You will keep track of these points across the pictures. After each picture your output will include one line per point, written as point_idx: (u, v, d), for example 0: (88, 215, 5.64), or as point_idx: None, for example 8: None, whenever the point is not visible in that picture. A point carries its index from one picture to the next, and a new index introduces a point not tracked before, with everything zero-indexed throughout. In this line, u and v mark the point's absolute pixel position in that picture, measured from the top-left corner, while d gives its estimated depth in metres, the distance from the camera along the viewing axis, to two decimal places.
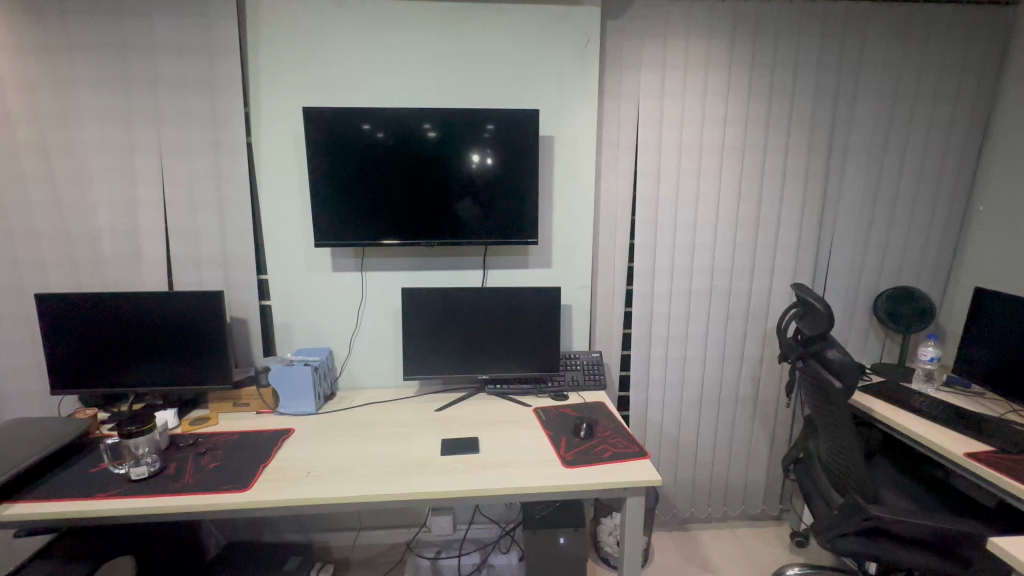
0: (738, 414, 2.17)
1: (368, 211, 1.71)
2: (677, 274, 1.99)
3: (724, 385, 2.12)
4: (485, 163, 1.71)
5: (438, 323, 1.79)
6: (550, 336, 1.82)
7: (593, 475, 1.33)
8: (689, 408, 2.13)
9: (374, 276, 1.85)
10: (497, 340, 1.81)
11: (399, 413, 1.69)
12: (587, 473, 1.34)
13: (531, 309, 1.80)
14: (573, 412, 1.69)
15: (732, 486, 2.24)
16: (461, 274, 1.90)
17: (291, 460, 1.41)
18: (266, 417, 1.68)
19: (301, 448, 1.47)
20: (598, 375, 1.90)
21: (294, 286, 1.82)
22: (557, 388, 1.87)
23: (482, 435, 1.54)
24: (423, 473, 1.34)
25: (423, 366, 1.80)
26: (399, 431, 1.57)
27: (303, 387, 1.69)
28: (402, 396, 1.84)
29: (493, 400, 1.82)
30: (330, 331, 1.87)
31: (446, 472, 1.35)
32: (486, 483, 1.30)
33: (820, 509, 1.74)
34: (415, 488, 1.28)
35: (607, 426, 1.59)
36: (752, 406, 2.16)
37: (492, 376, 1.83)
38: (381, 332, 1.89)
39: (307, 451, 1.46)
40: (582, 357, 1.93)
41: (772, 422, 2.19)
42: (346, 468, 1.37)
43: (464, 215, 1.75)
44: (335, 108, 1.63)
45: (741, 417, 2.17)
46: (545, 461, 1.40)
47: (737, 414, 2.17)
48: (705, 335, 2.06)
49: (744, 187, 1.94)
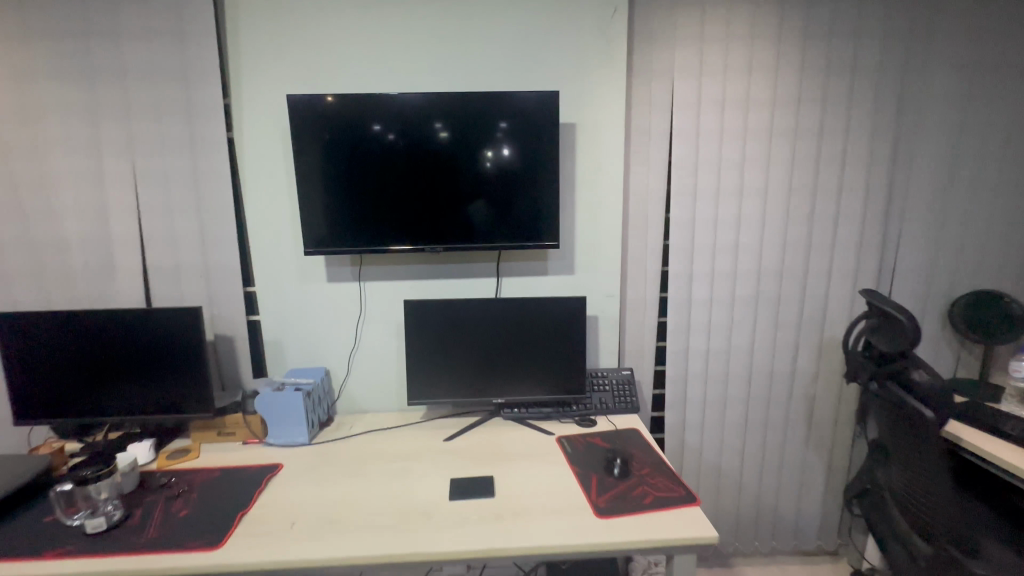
0: (788, 437, 1.90)
1: (365, 213, 1.50)
2: (718, 278, 1.74)
3: (773, 404, 1.87)
4: (500, 155, 1.49)
5: (447, 341, 1.57)
6: (574, 354, 1.59)
7: (633, 529, 1.10)
8: (733, 431, 1.88)
9: (374, 287, 1.64)
10: (514, 359, 1.59)
11: (403, 445, 1.48)
12: (626, 526, 1.10)
13: (552, 324, 1.58)
14: (605, 443, 1.45)
15: (783, 519, 1.97)
16: (471, 283, 1.67)
17: (274, 508, 1.20)
18: (252, 450, 1.48)
19: (286, 492, 1.27)
20: (629, 398, 1.67)
21: (285, 300, 1.63)
22: (583, 413, 1.63)
23: (498, 473, 1.32)
24: (426, 527, 1.12)
25: (431, 389, 1.58)
26: (402, 468, 1.36)
27: (294, 414, 1.48)
28: (407, 423, 1.63)
29: (510, 427, 1.59)
30: (327, 348, 1.67)
31: (455, 525, 1.12)
32: (503, 541, 1.07)
33: (900, 556, 1.48)
34: (417, 547, 1.06)
35: (644, 462, 1.34)
36: (805, 428, 1.90)
37: (509, 401, 1.60)
38: (383, 350, 1.68)
39: (294, 496, 1.25)
40: (610, 376, 1.70)
41: (828, 447, 1.91)
42: (336, 518, 1.16)
43: (474, 217, 1.53)
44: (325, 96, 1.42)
45: (792, 440, 1.91)
46: (573, 511, 1.16)
47: (788, 437, 1.90)
48: (750, 349, 1.81)
49: (795, 177, 1.68)
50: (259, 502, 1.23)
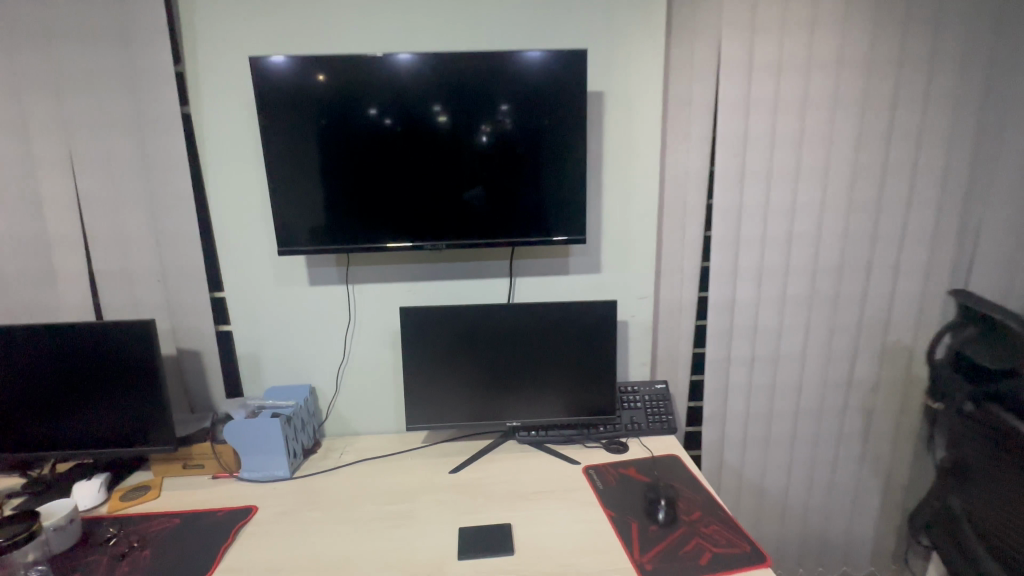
0: (841, 455, 1.67)
1: (354, 206, 1.25)
2: (767, 275, 1.49)
3: (825, 418, 1.63)
4: (499, 126, 1.23)
5: (453, 355, 1.33)
6: (601, 367, 1.36)
7: None
8: (778, 450, 1.65)
9: (364, 290, 1.40)
10: (533, 375, 1.35)
11: (401, 480, 1.25)
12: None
13: (577, 333, 1.35)
14: (641, 476, 1.22)
15: (834, 545, 1.74)
16: (480, 284, 1.42)
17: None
18: (224, 487, 1.25)
19: (257, 552, 1.04)
20: (665, 416, 1.43)
21: (261, 307, 1.38)
22: (611, 435, 1.40)
23: (516, 520, 1.10)
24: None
25: (434, 410, 1.35)
26: (400, 513, 1.13)
27: (272, 445, 1.25)
28: (407, 448, 1.40)
29: (527, 453, 1.36)
30: (312, 363, 1.43)
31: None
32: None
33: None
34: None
35: (693, 503, 1.11)
36: (861, 445, 1.66)
37: (526, 423, 1.37)
38: (378, 364, 1.45)
39: (266, 557, 1.02)
40: (642, 391, 1.47)
41: (886, 465, 1.68)
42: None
43: (484, 207, 1.27)
44: (305, 62, 1.16)
45: (845, 458, 1.67)
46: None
47: (841, 456, 1.66)
48: (801, 357, 1.56)
49: (861, 157, 1.42)
50: (223, 567, 1.00)
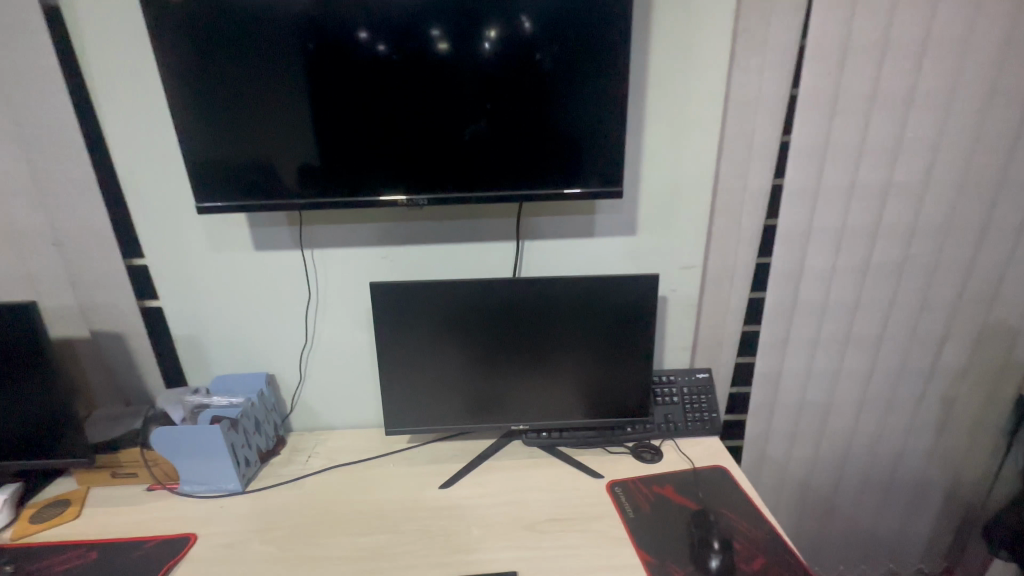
0: (909, 450, 1.41)
1: (314, 144, 0.90)
2: (849, 238, 1.15)
3: (896, 410, 1.35)
4: (517, 29, 0.85)
5: (444, 343, 1.04)
6: (631, 356, 1.07)
7: None
8: (833, 445, 1.39)
9: (328, 257, 1.08)
10: (546, 366, 1.07)
11: (379, 498, 1.00)
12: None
13: (605, 315, 1.04)
14: (682, 499, 0.97)
15: (882, 544, 1.53)
16: (477, 250, 1.09)
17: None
18: (160, 504, 1.01)
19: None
20: (707, 414, 1.16)
21: (197, 278, 1.08)
22: (640, 437, 1.13)
23: (524, 563, 0.85)
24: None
25: (421, 409, 1.09)
26: (375, 550, 0.88)
27: (215, 455, 0.99)
28: (388, 451, 1.14)
29: (536, 460, 1.10)
30: (269, 346, 1.15)
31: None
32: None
33: None
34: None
35: (752, 543, 0.87)
36: (933, 440, 1.40)
37: (537, 424, 1.10)
38: (351, 348, 1.16)
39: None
40: (679, 382, 1.19)
41: (959, 461, 1.42)
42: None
43: (484, 148, 0.92)
44: None
45: (912, 454, 1.41)
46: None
47: (908, 453, 1.40)
48: (878, 340, 1.26)
49: (1000, 78, 1.04)
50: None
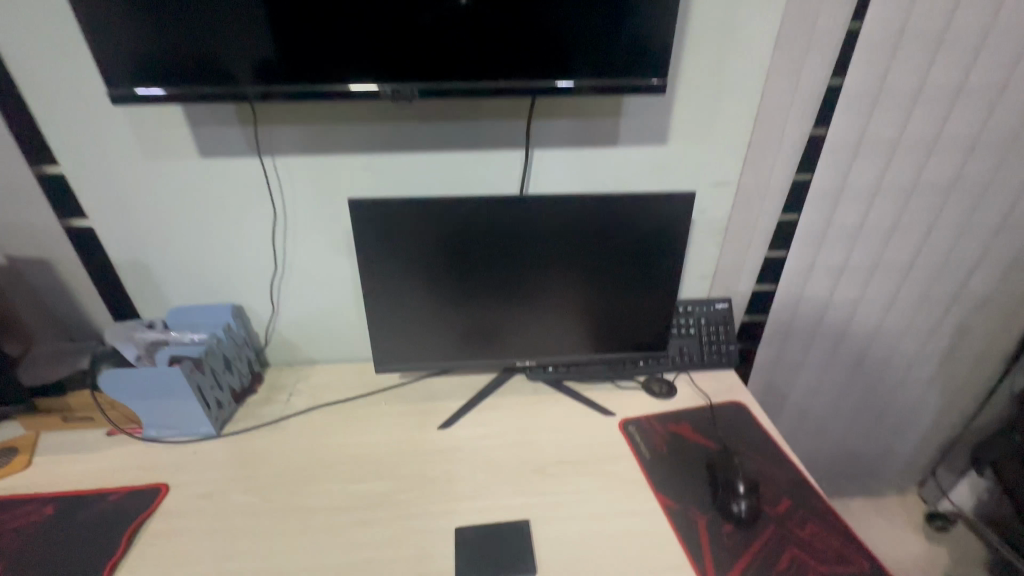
0: (914, 378, 1.38)
1: (253, 11, 0.66)
2: (901, 153, 1.01)
3: (910, 338, 1.30)
4: None
5: (439, 271, 0.90)
6: (650, 286, 0.95)
7: None
8: (839, 373, 1.35)
9: (294, 167, 0.89)
10: (556, 296, 0.94)
11: (372, 441, 0.91)
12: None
13: (625, 240, 0.90)
14: (700, 438, 0.91)
15: (867, 462, 1.58)
16: (478, 161, 0.91)
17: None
18: (123, 450, 0.90)
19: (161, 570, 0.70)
20: (724, 347, 1.08)
21: (131, 191, 0.88)
22: (653, 372, 1.05)
23: (536, 509, 0.79)
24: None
25: (415, 343, 0.96)
26: (371, 498, 0.80)
27: (178, 399, 0.87)
28: (378, 388, 1.04)
29: (542, 396, 1.02)
30: (232, 273, 0.99)
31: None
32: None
33: None
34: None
35: (775, 486, 0.82)
36: (940, 368, 1.37)
37: (543, 359, 1.00)
38: (329, 275, 1.01)
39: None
40: (697, 313, 1.08)
41: (960, 388, 1.41)
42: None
43: (481, 23, 0.69)
44: None
45: (917, 381, 1.39)
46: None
47: (912, 380, 1.38)
48: (908, 267, 1.17)
49: None
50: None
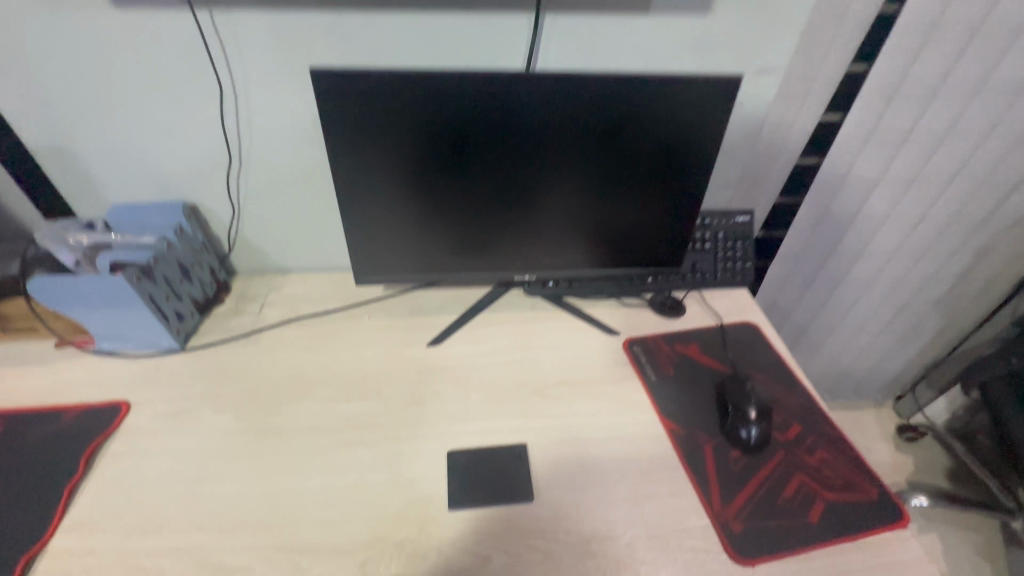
0: (927, 303, 1.33)
1: None
2: (980, 42, 0.87)
3: (934, 262, 1.21)
4: None
5: (427, 166, 0.75)
6: (670, 193, 0.83)
7: None
8: (849, 293, 1.30)
9: (241, 26, 0.70)
10: (562, 202, 0.82)
11: (354, 359, 0.83)
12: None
13: (648, 137, 0.76)
14: (710, 360, 0.85)
15: (856, 380, 1.59)
16: (475, 29, 0.74)
17: (96, 542, 0.60)
18: (76, 364, 0.81)
19: (128, 492, 0.65)
20: (741, 264, 0.99)
21: (37, 52, 0.70)
22: (662, 289, 0.97)
23: (533, 434, 0.74)
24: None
25: (400, 252, 0.85)
26: (356, 420, 0.74)
27: (129, 310, 0.76)
28: (359, 301, 0.94)
29: (541, 313, 0.93)
30: (180, 165, 0.83)
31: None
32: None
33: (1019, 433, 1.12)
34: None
35: (787, 412, 0.78)
36: (958, 295, 1.30)
37: (544, 273, 0.90)
38: (297, 171, 0.86)
39: (140, 506, 0.64)
40: (716, 228, 0.97)
41: (970, 314, 1.37)
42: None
43: None
44: None
45: (928, 306, 1.33)
46: (691, 552, 0.62)
47: (921, 304, 1.32)
48: (953, 182, 1.05)
49: None
50: (67, 524, 0.62)
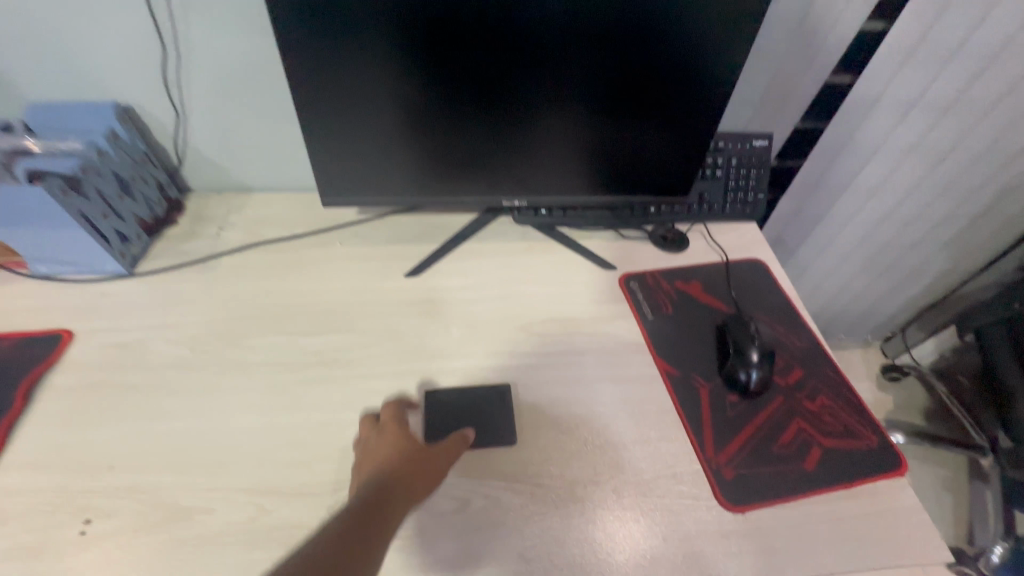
0: (941, 246, 1.25)
1: None
2: None
3: (959, 203, 1.12)
4: None
5: (398, 63, 0.64)
6: (683, 108, 0.71)
7: (779, 536, 0.57)
8: (859, 230, 1.22)
9: None
10: (559, 116, 0.71)
11: (324, 289, 0.75)
12: (785, 547, 0.56)
13: (663, 34, 0.64)
14: (712, 299, 0.79)
15: (850, 323, 1.56)
16: None
17: (40, 481, 0.55)
18: (11, 289, 0.72)
19: (73, 428, 0.59)
20: (753, 195, 0.89)
21: None
22: (665, 221, 0.89)
23: (517, 373, 0.68)
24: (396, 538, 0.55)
25: (372, 169, 0.74)
26: (325, 355, 0.68)
27: (61, 228, 0.66)
28: (329, 226, 0.85)
29: (531, 243, 0.85)
30: (109, 54, 0.71)
31: (466, 526, 0.56)
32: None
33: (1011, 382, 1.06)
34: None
35: (790, 356, 0.73)
36: (977, 240, 1.22)
37: (536, 200, 0.80)
38: (249, 66, 0.73)
39: (86, 443, 0.58)
40: (729, 152, 0.87)
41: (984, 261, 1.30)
42: (176, 522, 0.53)
43: None
44: None
45: (941, 250, 1.26)
46: (679, 498, 0.59)
47: (933, 247, 1.25)
48: (1000, 112, 0.94)
49: None
50: (7, 460, 0.57)
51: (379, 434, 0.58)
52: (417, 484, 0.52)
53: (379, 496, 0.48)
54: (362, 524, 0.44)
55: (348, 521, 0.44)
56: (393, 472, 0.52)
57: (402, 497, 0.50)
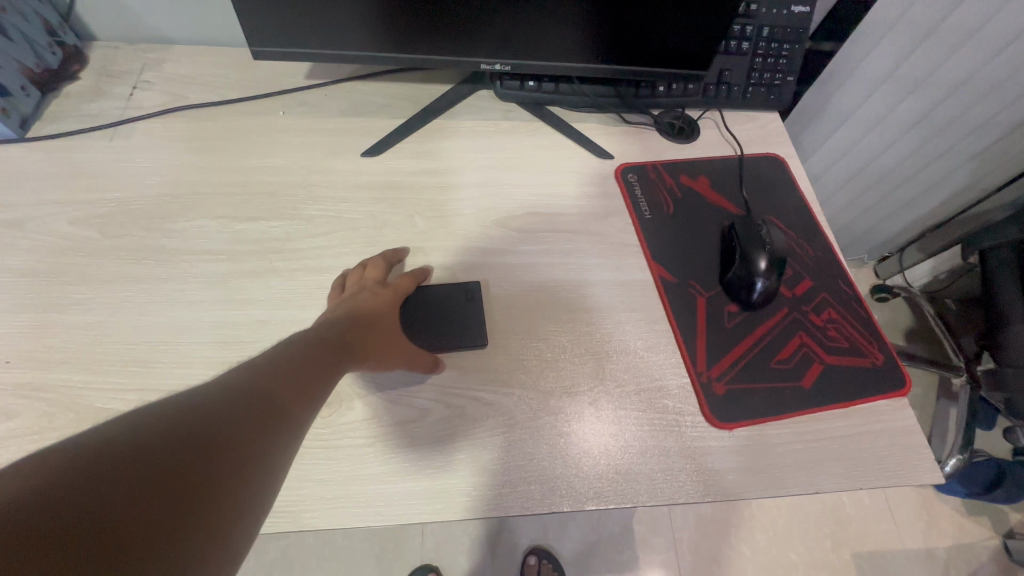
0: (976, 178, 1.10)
1: None
2: None
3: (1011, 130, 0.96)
4: None
5: None
6: None
7: (765, 454, 0.52)
8: (885, 139, 1.09)
9: None
10: None
11: (263, 167, 0.63)
12: (772, 465, 0.52)
13: None
14: (720, 199, 0.68)
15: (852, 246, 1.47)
16: None
17: None
18: None
19: None
20: (781, 77, 0.75)
21: None
22: (674, 104, 0.75)
23: (491, 272, 0.60)
24: (347, 448, 0.49)
25: (315, 9, 0.58)
26: (266, 245, 0.57)
27: None
28: (270, 92, 0.70)
29: (515, 124, 0.72)
30: None
31: (426, 436, 0.50)
32: (516, 503, 0.47)
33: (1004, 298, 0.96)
34: (339, 509, 0.46)
35: (799, 268, 0.64)
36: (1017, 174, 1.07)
37: (523, 68, 0.65)
38: None
39: None
40: (761, 20, 0.72)
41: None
42: (89, 423, 0.46)
43: None
44: None
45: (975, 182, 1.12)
46: (662, 413, 0.53)
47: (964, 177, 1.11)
48: None
49: None
50: None
51: (371, 293, 0.53)
52: (377, 341, 0.50)
53: (343, 340, 0.46)
54: (322, 354, 0.43)
55: (304, 347, 0.42)
56: (351, 330, 0.48)
57: (361, 344, 0.48)
